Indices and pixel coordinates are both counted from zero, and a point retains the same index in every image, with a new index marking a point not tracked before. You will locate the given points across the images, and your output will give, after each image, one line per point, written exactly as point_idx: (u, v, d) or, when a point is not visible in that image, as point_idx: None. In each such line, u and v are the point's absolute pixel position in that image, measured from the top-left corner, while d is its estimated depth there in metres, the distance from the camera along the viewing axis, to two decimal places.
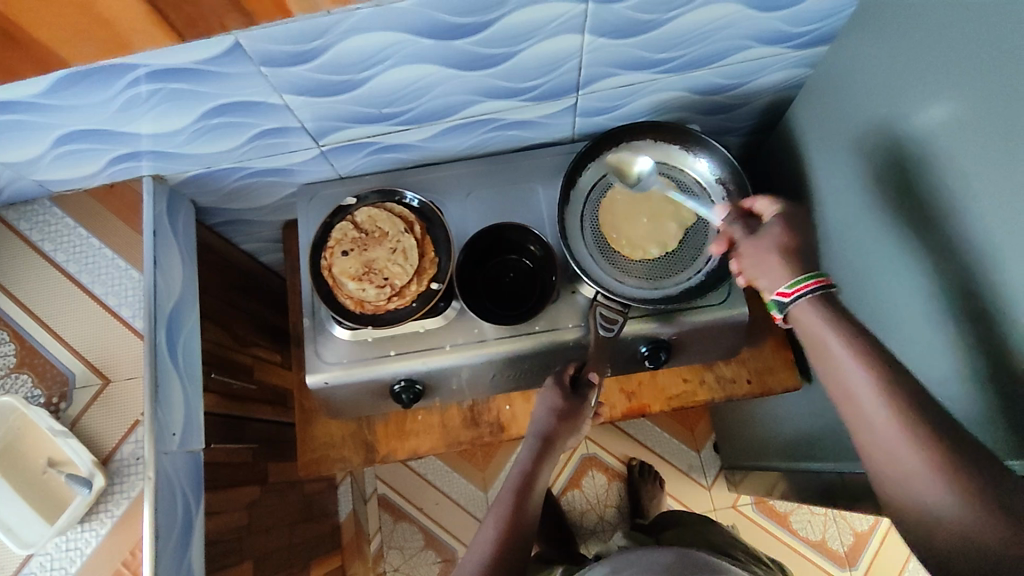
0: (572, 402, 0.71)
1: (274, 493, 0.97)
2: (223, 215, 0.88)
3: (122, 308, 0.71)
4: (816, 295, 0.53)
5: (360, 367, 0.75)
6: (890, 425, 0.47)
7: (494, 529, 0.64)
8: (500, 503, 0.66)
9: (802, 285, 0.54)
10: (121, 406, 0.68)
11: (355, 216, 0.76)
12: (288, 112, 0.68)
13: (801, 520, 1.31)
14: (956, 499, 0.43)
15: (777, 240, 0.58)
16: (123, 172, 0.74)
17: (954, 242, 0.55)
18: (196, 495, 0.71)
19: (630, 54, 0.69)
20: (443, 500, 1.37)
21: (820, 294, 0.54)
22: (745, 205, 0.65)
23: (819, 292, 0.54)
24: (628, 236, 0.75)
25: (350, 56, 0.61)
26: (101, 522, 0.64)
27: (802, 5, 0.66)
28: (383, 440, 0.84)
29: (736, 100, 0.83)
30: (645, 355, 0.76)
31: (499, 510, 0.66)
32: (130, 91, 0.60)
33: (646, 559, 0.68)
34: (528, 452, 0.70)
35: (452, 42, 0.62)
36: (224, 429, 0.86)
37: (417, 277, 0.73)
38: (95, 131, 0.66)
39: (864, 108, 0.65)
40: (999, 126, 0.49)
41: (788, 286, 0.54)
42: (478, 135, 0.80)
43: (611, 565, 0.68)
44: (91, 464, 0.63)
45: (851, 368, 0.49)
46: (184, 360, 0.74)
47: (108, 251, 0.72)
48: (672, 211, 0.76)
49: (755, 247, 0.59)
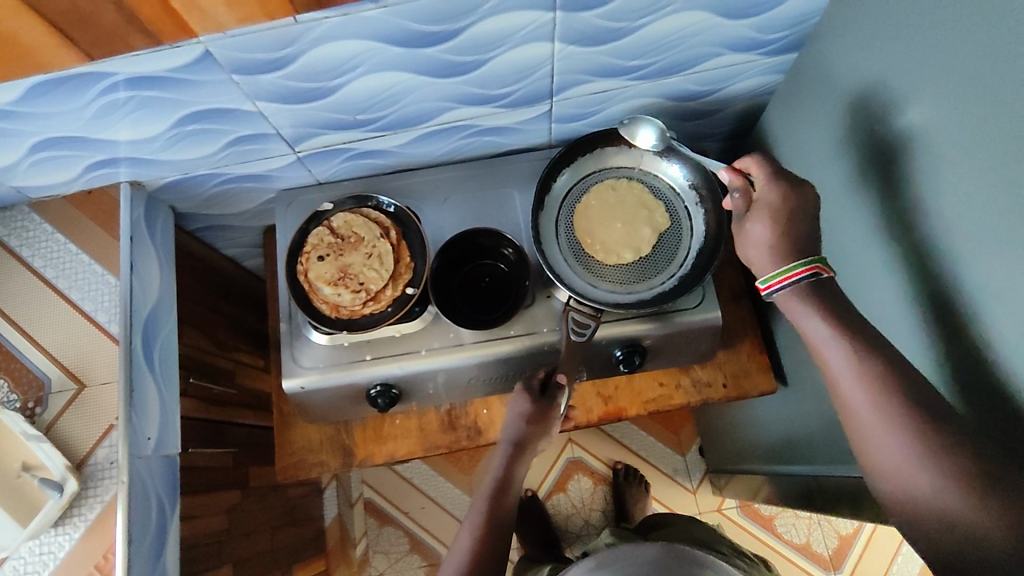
0: (540, 405, 0.74)
1: (255, 497, 0.97)
2: (204, 220, 0.89)
3: (99, 313, 0.71)
4: (805, 283, 0.55)
5: (337, 371, 0.76)
6: (878, 417, 0.49)
7: (469, 539, 0.68)
8: (471, 518, 0.70)
9: (794, 273, 0.55)
10: (97, 411, 0.68)
11: (331, 221, 0.77)
12: (263, 118, 0.69)
13: (785, 523, 1.31)
14: (939, 490, 0.45)
15: (766, 237, 0.59)
16: (101, 178, 0.74)
17: (915, 246, 0.56)
18: (171, 498, 0.71)
19: (602, 61, 0.70)
20: (429, 505, 1.37)
21: (808, 283, 0.55)
22: (738, 171, 0.65)
23: (808, 280, 0.55)
24: (602, 241, 0.76)
25: (322, 64, 0.62)
26: (75, 526, 0.65)
27: (770, 13, 0.67)
28: (361, 444, 0.84)
29: (711, 106, 0.84)
30: (619, 359, 0.77)
31: (473, 516, 0.70)
32: (104, 98, 0.61)
33: (632, 555, 0.63)
34: (501, 457, 0.73)
35: (423, 50, 0.63)
36: (203, 433, 0.86)
37: (393, 282, 0.74)
38: (71, 138, 0.66)
39: (831, 114, 0.67)
40: (953, 131, 0.50)
41: (769, 280, 0.57)
42: (454, 141, 0.81)
43: (595, 561, 0.64)
44: (63, 468, 0.64)
45: (840, 360, 0.51)
46: (161, 365, 0.74)
47: (85, 257, 0.73)
48: (646, 216, 0.76)
49: (749, 240, 0.61)
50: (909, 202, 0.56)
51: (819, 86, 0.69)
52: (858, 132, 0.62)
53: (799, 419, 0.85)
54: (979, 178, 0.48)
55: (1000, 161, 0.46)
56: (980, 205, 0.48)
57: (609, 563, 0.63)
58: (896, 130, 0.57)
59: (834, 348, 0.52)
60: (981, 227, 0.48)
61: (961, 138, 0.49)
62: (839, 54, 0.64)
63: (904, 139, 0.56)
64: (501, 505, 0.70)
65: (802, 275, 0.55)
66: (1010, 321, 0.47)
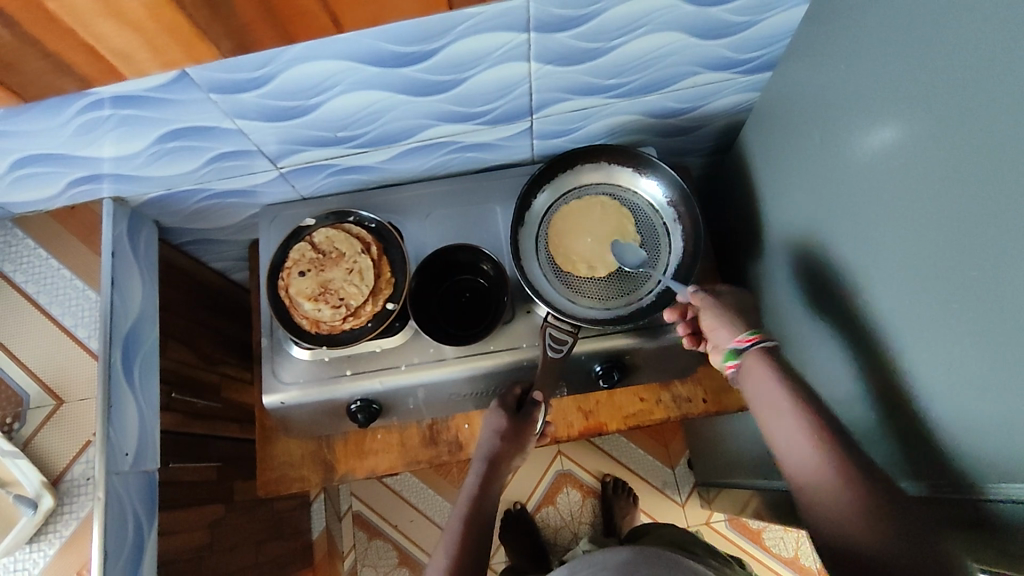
0: (516, 421, 0.74)
1: (239, 512, 0.96)
2: (189, 236, 0.89)
3: (78, 329, 0.71)
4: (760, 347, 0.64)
5: (316, 387, 0.76)
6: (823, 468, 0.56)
7: (445, 559, 0.68)
8: (446, 542, 0.70)
9: (750, 337, 0.65)
10: (74, 426, 0.68)
11: (313, 237, 0.77)
12: (243, 136, 0.70)
13: (773, 536, 1.31)
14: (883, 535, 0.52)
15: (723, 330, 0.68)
16: (84, 195, 0.75)
17: (880, 264, 0.57)
18: (149, 515, 0.71)
19: (580, 79, 0.71)
20: (417, 518, 1.37)
21: (761, 348, 0.64)
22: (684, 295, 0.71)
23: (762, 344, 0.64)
24: (570, 254, 0.77)
25: (299, 83, 0.62)
26: (50, 543, 0.64)
27: (746, 33, 0.69)
28: (342, 459, 0.84)
29: (691, 123, 0.86)
30: (599, 374, 0.77)
31: (449, 537, 0.70)
32: (84, 116, 0.62)
33: (601, 558, 0.59)
34: (477, 475, 0.74)
35: (399, 69, 0.64)
36: (187, 448, 0.86)
37: (373, 297, 0.74)
38: (52, 155, 0.67)
39: (807, 133, 0.68)
40: (918, 151, 0.50)
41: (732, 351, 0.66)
42: (437, 157, 0.82)
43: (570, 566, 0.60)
44: (38, 485, 0.64)
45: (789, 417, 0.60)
46: (140, 379, 0.75)
47: (66, 272, 0.73)
48: (617, 244, 0.77)
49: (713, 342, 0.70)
50: (877, 221, 0.57)
51: (795, 105, 0.70)
52: (830, 151, 0.63)
53: None
54: (938, 199, 0.48)
55: (956, 184, 0.47)
56: (938, 227, 0.49)
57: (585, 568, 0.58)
58: (865, 149, 0.57)
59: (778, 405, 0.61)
60: (938, 248, 0.49)
61: (924, 160, 0.50)
62: (813, 73, 0.65)
63: (873, 161, 0.57)
64: (478, 523, 0.71)
65: (755, 341, 0.65)
66: (966, 341, 0.47)
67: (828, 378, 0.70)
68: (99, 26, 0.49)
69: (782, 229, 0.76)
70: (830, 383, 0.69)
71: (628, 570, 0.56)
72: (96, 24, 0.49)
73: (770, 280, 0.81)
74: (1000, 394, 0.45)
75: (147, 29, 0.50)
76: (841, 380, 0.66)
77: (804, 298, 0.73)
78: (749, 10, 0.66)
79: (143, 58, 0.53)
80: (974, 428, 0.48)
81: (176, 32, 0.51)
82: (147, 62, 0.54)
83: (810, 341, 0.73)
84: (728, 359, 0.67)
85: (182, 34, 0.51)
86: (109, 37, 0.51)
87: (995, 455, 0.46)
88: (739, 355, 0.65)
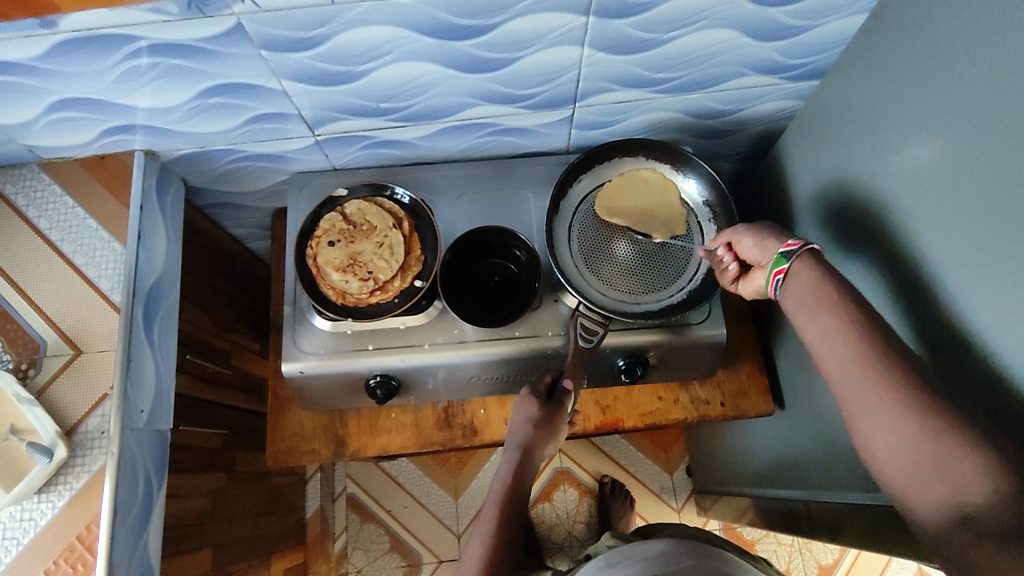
0: (548, 410, 0.71)
1: (240, 482, 0.95)
2: (214, 198, 0.88)
3: (101, 280, 0.70)
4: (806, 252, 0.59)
5: (337, 359, 0.75)
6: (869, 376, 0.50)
7: (482, 550, 0.67)
8: (477, 541, 0.68)
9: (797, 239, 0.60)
10: (91, 379, 0.67)
11: (344, 207, 0.76)
12: (286, 98, 0.68)
13: (766, 548, 1.31)
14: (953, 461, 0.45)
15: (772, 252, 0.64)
16: (115, 145, 0.74)
17: (922, 275, 0.57)
18: (159, 476, 0.70)
19: (630, 70, 0.71)
20: (412, 504, 1.36)
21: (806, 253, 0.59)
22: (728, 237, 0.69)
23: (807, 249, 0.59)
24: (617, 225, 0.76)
25: (351, 48, 0.62)
26: (59, 494, 0.63)
27: (798, 37, 0.69)
28: (354, 435, 0.83)
29: (729, 126, 0.85)
30: (622, 368, 0.77)
31: (484, 527, 0.68)
32: (130, 62, 0.61)
33: (640, 549, 0.59)
34: (509, 463, 0.71)
35: (453, 43, 0.63)
36: (195, 412, 0.85)
37: (402, 273, 0.74)
38: (91, 100, 0.66)
39: (849, 142, 0.67)
40: (976, 163, 0.50)
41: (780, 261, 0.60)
42: (474, 138, 0.81)
43: (606, 558, 0.60)
44: (53, 434, 0.63)
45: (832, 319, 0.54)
46: (158, 337, 0.73)
47: (91, 222, 0.72)
48: (666, 215, 0.76)
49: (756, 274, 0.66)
50: (919, 232, 0.57)
51: (838, 114, 0.70)
52: (874, 161, 0.63)
53: (791, 443, 0.85)
54: (999, 211, 0.48)
55: (1017, 198, 0.46)
56: (998, 241, 0.49)
57: (621, 560, 0.59)
58: (911, 160, 0.57)
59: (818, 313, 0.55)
60: (993, 262, 0.49)
61: (982, 172, 0.50)
62: (862, 83, 0.65)
63: (918, 172, 0.56)
64: (512, 513, 0.69)
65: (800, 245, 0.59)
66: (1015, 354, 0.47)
67: None
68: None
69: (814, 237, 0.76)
70: None
71: (663, 563, 0.57)
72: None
73: None
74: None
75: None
76: None
77: None
78: (805, 13, 0.65)
79: None
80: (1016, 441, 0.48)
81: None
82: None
83: None
84: (775, 267, 0.60)
85: None
86: None
87: None
88: (789, 257, 0.59)
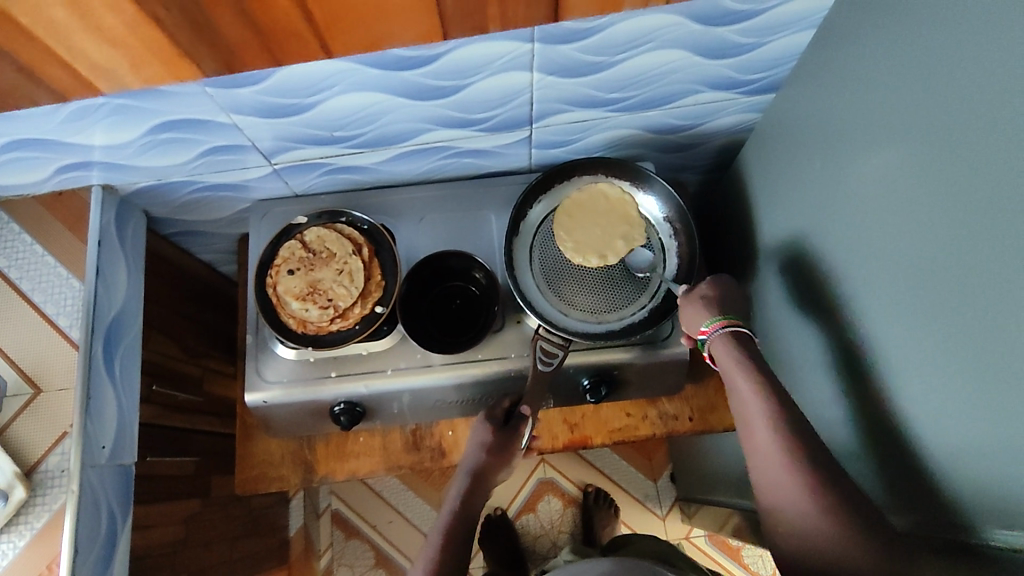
0: (503, 435, 0.74)
1: (216, 507, 0.95)
2: (178, 227, 0.88)
3: (60, 317, 0.71)
4: (726, 333, 0.66)
5: (301, 387, 0.75)
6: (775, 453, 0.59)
7: (424, 566, 0.65)
8: (429, 545, 0.67)
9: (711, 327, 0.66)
10: (52, 416, 0.68)
11: (304, 235, 0.76)
12: (238, 130, 0.68)
13: (751, 554, 1.32)
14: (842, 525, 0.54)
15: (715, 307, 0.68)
16: (72, 181, 0.72)
17: (879, 294, 0.57)
18: (123, 510, 0.71)
19: (583, 92, 0.71)
20: (396, 519, 1.36)
21: (726, 334, 0.66)
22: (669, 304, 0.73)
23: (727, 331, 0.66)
24: (577, 239, 0.73)
25: (297, 81, 0.61)
26: (20, 534, 0.64)
27: (751, 54, 0.69)
28: (323, 460, 0.83)
29: (691, 139, 0.85)
30: (587, 388, 0.76)
31: (428, 548, 0.67)
32: (80, 103, 0.60)
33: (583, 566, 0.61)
34: (459, 487, 0.72)
35: (401, 72, 0.63)
36: (165, 441, 0.85)
37: (362, 300, 0.74)
38: (43, 140, 0.65)
39: (806, 159, 0.67)
40: (918, 182, 0.50)
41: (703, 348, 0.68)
42: (434, 161, 0.81)
43: None
44: (10, 475, 0.63)
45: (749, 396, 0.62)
46: (120, 372, 0.73)
47: (50, 259, 0.73)
48: (625, 224, 0.74)
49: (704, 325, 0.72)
50: (874, 252, 0.57)
51: (796, 129, 0.70)
52: (829, 177, 0.63)
53: None
54: (942, 233, 0.48)
55: (959, 221, 0.46)
56: (942, 265, 0.48)
57: None
58: (864, 179, 0.57)
59: (738, 391, 0.63)
60: (942, 283, 0.49)
61: (923, 193, 0.50)
62: (816, 99, 0.65)
63: (872, 191, 0.56)
64: (459, 531, 0.68)
65: (717, 328, 0.66)
66: (964, 379, 0.47)
67: (819, 404, 0.70)
68: (89, 26, 0.48)
69: (779, 250, 0.76)
70: (821, 408, 0.70)
71: None
72: (81, 39, 0.49)
73: (764, 301, 0.81)
74: (1008, 436, 0.44)
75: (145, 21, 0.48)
76: (835, 404, 0.67)
77: (799, 322, 0.73)
78: (755, 31, 0.65)
79: (145, 61, 0.53)
80: (975, 462, 0.47)
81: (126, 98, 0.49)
82: (150, 66, 0.54)
83: (800, 366, 0.74)
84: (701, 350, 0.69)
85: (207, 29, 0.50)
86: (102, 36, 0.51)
87: (999, 495, 0.46)
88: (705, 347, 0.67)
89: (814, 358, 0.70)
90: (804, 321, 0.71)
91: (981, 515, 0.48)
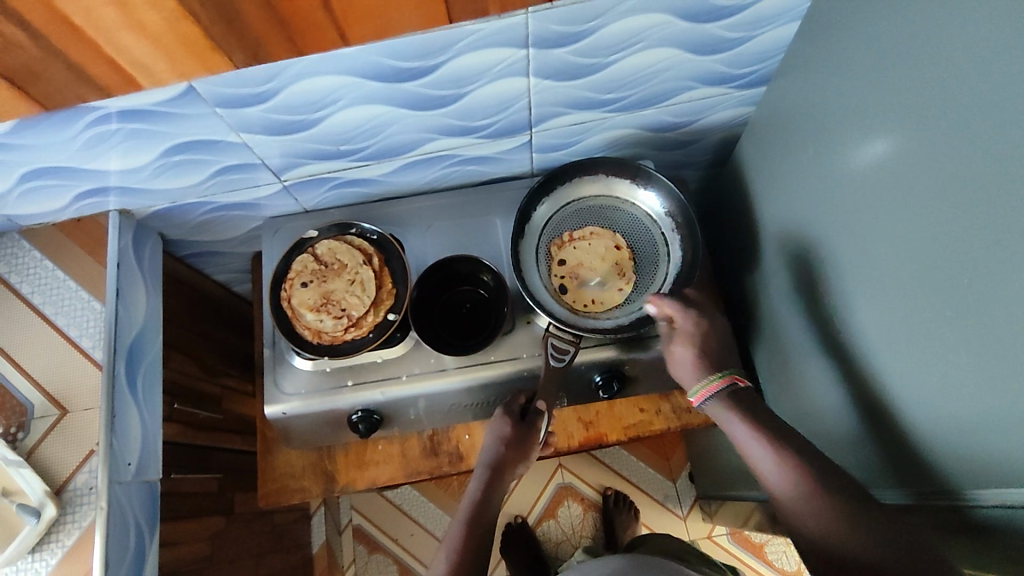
0: (520, 429, 0.74)
1: (240, 523, 0.96)
2: (192, 249, 0.90)
3: (83, 338, 0.73)
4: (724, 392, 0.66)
5: (319, 398, 0.76)
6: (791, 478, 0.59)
7: (444, 562, 0.66)
8: (450, 537, 0.69)
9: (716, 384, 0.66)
10: (78, 435, 0.69)
11: (316, 248, 0.78)
12: (247, 149, 0.70)
13: (775, 551, 1.31)
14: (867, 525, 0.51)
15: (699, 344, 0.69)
16: (91, 207, 0.75)
17: (879, 272, 0.57)
18: (150, 526, 0.72)
19: (579, 94, 0.73)
20: (418, 531, 1.36)
21: (726, 392, 0.66)
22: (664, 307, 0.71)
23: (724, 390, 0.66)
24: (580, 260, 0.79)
25: (303, 98, 0.64)
26: (52, 552, 0.65)
27: (739, 48, 0.70)
28: (343, 470, 0.85)
29: (688, 136, 0.87)
30: (599, 384, 0.77)
31: (449, 543, 0.68)
32: (94, 130, 0.62)
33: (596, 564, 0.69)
34: (478, 481, 0.73)
35: (401, 85, 0.65)
36: (187, 459, 0.86)
37: (374, 308, 0.75)
38: (60, 169, 0.67)
39: (800, 147, 0.69)
40: (911, 157, 0.51)
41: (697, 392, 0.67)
42: (438, 170, 0.83)
43: None
44: (42, 494, 0.65)
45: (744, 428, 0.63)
46: (142, 390, 0.75)
47: (72, 283, 0.75)
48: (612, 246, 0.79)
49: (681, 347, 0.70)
50: (873, 233, 0.58)
51: (788, 119, 0.71)
52: (822, 162, 0.65)
53: None
54: (936, 207, 0.49)
55: (955, 196, 0.47)
56: (937, 239, 0.49)
57: None
58: (859, 163, 0.58)
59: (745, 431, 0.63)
60: (939, 259, 0.49)
61: (914, 164, 0.51)
62: (806, 86, 0.66)
63: (867, 173, 0.57)
64: (479, 530, 0.69)
65: (720, 386, 0.66)
66: (970, 351, 0.48)
67: (826, 387, 0.71)
68: (122, 39, 0.48)
69: (778, 240, 0.77)
70: (830, 391, 0.70)
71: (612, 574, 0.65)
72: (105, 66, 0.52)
73: (768, 291, 0.82)
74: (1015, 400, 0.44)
75: (163, 40, 0.49)
76: (841, 385, 0.67)
77: (802, 308, 0.73)
78: (742, 25, 0.67)
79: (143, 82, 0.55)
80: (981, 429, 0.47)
81: (192, 47, 0.50)
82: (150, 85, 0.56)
83: (807, 352, 0.74)
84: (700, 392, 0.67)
85: (197, 50, 0.51)
86: (136, 46, 0.49)
87: (1006, 460, 0.46)
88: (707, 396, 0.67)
89: (819, 342, 0.71)
90: (807, 306, 0.72)
91: (993, 484, 0.48)
